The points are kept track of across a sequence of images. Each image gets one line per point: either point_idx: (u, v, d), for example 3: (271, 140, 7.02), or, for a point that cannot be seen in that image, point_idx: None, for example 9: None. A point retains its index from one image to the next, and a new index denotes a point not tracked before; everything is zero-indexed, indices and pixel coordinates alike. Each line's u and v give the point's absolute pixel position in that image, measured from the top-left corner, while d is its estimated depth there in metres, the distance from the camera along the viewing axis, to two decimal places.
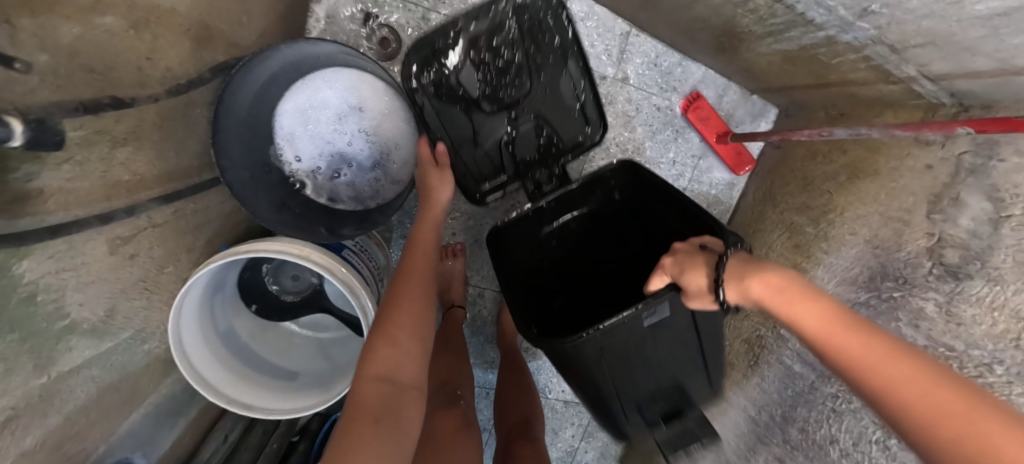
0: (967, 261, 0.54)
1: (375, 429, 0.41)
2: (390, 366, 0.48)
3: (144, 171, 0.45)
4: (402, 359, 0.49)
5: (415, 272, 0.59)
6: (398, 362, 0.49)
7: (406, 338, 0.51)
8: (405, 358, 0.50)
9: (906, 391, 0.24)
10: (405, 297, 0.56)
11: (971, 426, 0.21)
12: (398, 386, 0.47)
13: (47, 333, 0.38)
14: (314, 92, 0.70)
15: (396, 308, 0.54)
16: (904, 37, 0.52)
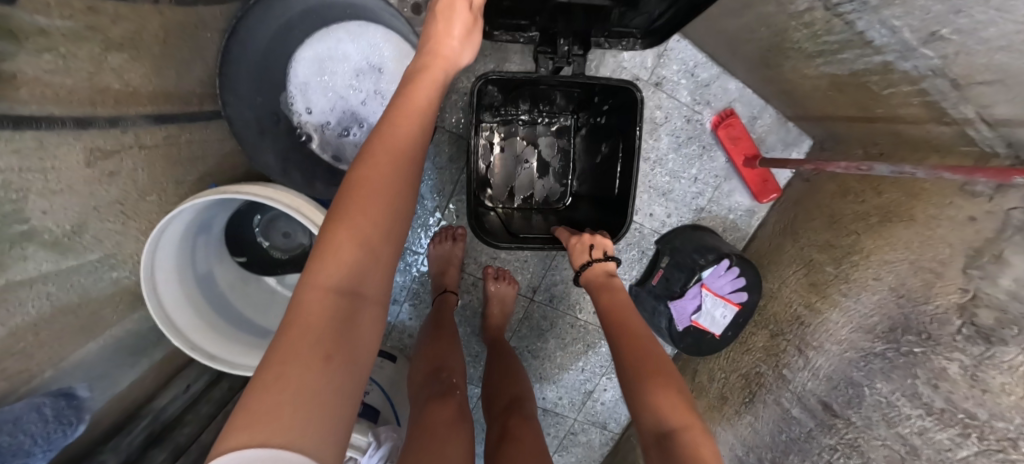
0: (1001, 324, 0.47)
1: (313, 367, 0.24)
2: (350, 273, 0.29)
3: (135, 83, 0.42)
4: (361, 261, 0.29)
5: (403, 116, 0.37)
6: (364, 270, 0.30)
7: (374, 229, 0.31)
8: (367, 257, 0.30)
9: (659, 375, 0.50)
10: (375, 160, 0.34)
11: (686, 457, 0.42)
12: (341, 312, 0.28)
13: (1, 235, 0.35)
14: (335, 43, 0.67)
15: (359, 176, 0.33)
16: (970, 72, 0.48)
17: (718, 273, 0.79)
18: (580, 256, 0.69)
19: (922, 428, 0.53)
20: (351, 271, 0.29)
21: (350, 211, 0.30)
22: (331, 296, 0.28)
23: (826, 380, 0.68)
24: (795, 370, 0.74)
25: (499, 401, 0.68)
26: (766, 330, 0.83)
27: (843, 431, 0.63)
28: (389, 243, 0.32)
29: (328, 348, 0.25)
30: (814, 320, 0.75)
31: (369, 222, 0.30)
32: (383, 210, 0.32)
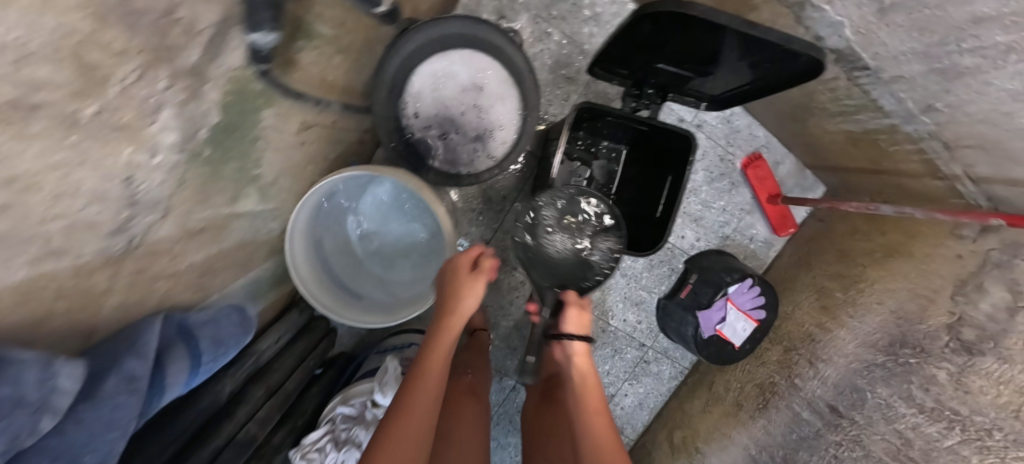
0: (981, 339, 0.62)
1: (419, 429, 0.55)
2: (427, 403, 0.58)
3: (335, 79, 0.56)
4: (431, 393, 0.59)
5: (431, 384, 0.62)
6: (427, 401, 0.58)
7: (420, 414, 0.56)
8: (426, 387, 0.59)
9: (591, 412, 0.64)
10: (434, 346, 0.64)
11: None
12: None
13: (244, 173, 0.47)
14: (448, 64, 0.82)
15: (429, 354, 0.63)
16: (958, 137, 0.63)
17: (741, 290, 0.93)
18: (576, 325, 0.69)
19: (914, 423, 0.65)
20: (424, 392, 0.59)
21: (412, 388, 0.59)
22: (404, 412, 0.56)
23: (832, 387, 0.79)
24: (806, 379, 0.85)
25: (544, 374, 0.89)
26: (780, 346, 0.95)
27: (848, 429, 0.73)
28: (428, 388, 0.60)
29: (423, 413, 0.57)
30: (824, 337, 0.87)
31: (423, 417, 0.56)
32: (426, 396, 0.58)
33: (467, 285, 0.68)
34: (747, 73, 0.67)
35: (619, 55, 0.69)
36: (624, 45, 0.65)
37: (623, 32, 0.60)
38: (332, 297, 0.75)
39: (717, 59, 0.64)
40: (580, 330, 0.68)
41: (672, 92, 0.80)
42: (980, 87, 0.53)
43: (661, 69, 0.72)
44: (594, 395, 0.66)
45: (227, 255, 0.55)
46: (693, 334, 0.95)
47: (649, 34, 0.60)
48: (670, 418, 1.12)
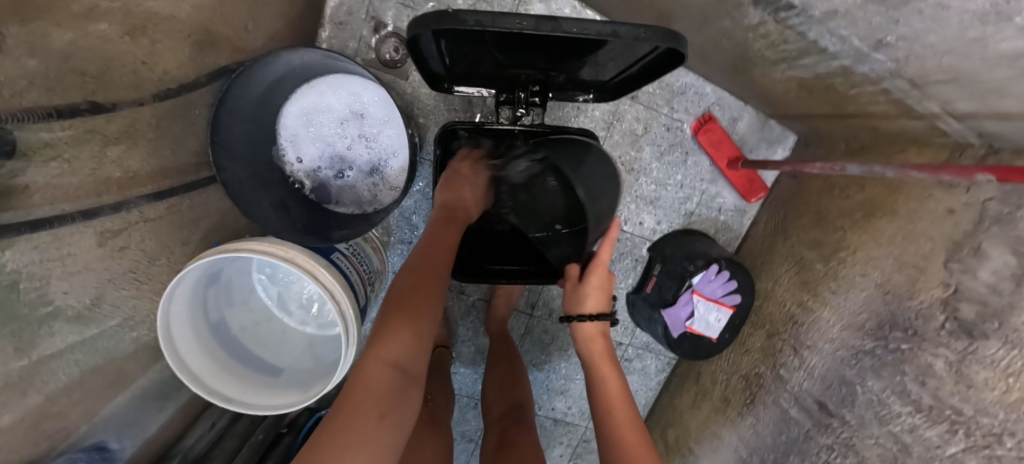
0: (982, 318, 0.49)
1: (383, 422, 0.43)
2: (403, 353, 0.49)
3: (136, 168, 0.47)
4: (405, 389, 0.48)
5: (428, 282, 0.56)
6: (405, 361, 0.49)
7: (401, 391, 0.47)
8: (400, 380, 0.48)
9: (616, 392, 0.68)
10: (412, 282, 0.55)
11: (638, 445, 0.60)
12: (404, 373, 0.48)
13: (30, 318, 0.40)
14: (319, 96, 0.72)
15: (410, 283, 0.55)
16: (924, 73, 0.49)
17: (708, 279, 0.83)
18: (593, 301, 0.76)
19: (911, 425, 0.55)
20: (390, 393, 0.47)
21: (405, 319, 0.51)
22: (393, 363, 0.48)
23: (820, 379, 0.70)
24: (792, 369, 0.76)
25: (497, 406, 0.76)
26: (763, 330, 0.86)
27: (839, 430, 0.64)
28: (422, 339, 0.52)
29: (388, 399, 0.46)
30: (807, 318, 0.76)
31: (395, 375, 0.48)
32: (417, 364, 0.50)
33: (436, 236, 0.63)
34: (608, 57, 0.58)
35: (460, 62, 0.63)
36: (456, 53, 0.60)
37: (431, 42, 0.55)
38: (245, 377, 0.68)
39: (560, 51, 0.57)
40: (590, 305, 0.76)
41: (554, 90, 0.72)
42: (934, 11, 0.39)
43: (518, 73, 0.65)
44: (615, 385, 0.69)
45: (78, 390, 0.49)
46: (663, 335, 0.86)
47: (463, 40, 0.55)
48: (663, 417, 1.06)
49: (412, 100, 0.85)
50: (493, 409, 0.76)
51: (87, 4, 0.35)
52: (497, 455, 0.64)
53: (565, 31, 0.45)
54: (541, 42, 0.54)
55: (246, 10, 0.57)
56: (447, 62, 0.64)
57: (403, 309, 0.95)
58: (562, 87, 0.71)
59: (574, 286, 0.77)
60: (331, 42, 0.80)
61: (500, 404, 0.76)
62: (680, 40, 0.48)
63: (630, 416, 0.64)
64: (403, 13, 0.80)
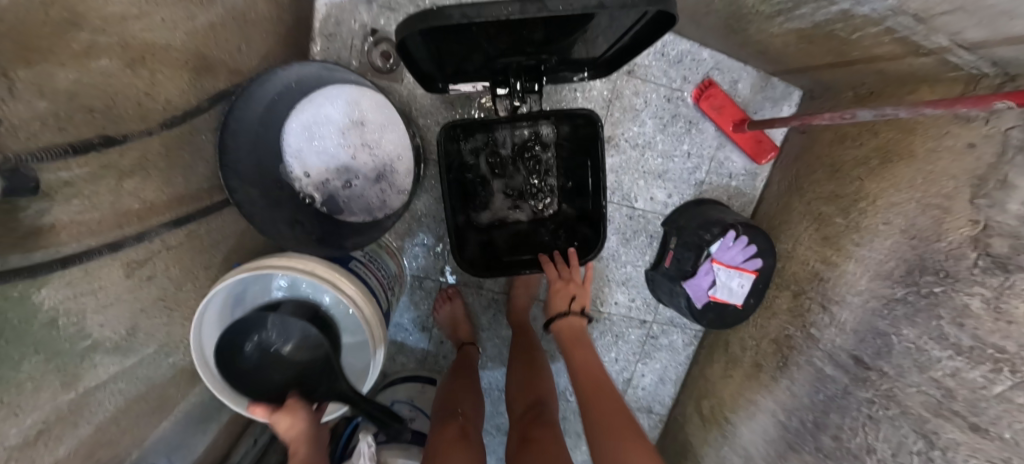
0: (1017, 251, 0.47)
1: None
2: None
3: (153, 198, 0.48)
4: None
5: None
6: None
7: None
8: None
9: (612, 410, 0.62)
10: None
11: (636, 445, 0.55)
12: None
13: (71, 351, 0.42)
14: (318, 109, 0.73)
15: None
16: (928, 6, 0.47)
17: (727, 246, 0.82)
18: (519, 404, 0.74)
19: (953, 369, 0.53)
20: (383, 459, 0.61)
21: None
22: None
23: (852, 334, 0.68)
24: (822, 327, 0.74)
25: (522, 399, 0.74)
26: (789, 291, 0.84)
27: (877, 382, 0.63)
28: None
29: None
30: (833, 274, 0.75)
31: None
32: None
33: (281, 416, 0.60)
34: (595, 33, 0.58)
35: (450, 58, 0.63)
36: (443, 51, 0.60)
37: (418, 43, 0.55)
38: None
39: (548, 32, 0.56)
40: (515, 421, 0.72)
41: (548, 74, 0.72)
42: None
43: (508, 63, 0.65)
44: (619, 416, 0.60)
45: (125, 418, 0.51)
46: (686, 307, 0.86)
47: (449, 37, 0.55)
48: (695, 389, 1.06)
49: (408, 103, 0.85)
50: (517, 401, 0.75)
51: (85, 42, 0.36)
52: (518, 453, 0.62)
53: (549, 12, 0.45)
54: (528, 28, 0.53)
55: (237, 32, 0.57)
56: (437, 61, 0.63)
57: (425, 310, 0.97)
58: (555, 70, 0.71)
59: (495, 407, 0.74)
60: (324, 53, 0.81)
61: (524, 397, 0.74)
62: (668, 4, 0.46)
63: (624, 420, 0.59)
64: (391, 18, 0.81)
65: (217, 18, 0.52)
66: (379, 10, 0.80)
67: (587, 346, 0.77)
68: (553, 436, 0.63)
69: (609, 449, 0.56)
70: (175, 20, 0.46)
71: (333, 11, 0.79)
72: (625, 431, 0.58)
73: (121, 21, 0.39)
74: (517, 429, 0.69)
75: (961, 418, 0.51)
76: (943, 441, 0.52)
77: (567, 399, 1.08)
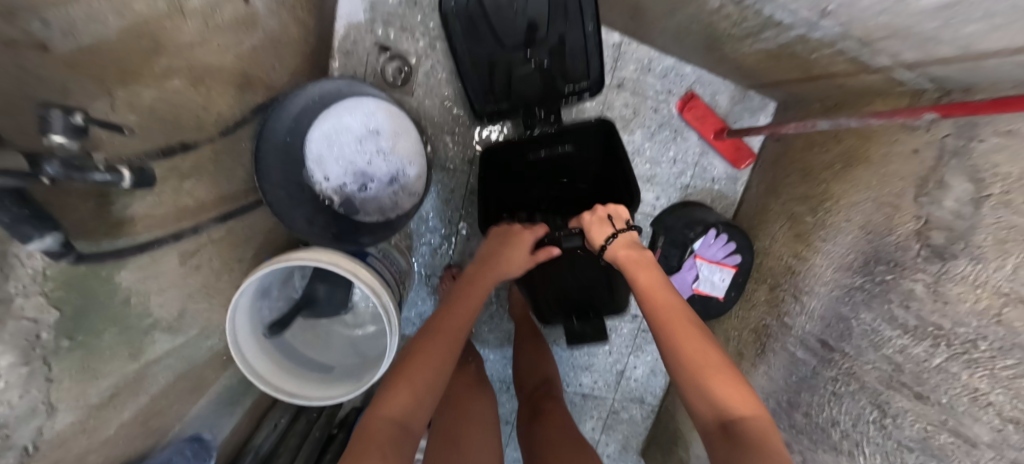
0: (951, 240, 0.57)
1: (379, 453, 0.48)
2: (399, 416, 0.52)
3: (204, 196, 0.55)
4: (402, 405, 0.53)
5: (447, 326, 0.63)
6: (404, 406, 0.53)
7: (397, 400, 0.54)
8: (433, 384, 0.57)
9: (696, 348, 0.56)
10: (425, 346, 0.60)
11: (721, 378, 0.53)
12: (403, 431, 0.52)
13: (138, 327, 0.49)
14: (337, 120, 0.81)
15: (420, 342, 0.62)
16: (869, 32, 0.56)
17: (709, 243, 0.90)
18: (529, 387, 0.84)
19: (901, 346, 0.61)
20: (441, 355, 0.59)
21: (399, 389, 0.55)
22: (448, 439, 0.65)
23: (820, 320, 0.76)
24: (794, 316, 0.82)
25: (530, 382, 0.85)
26: (766, 285, 0.92)
27: (841, 362, 0.70)
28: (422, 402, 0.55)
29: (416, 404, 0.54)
30: (803, 267, 0.82)
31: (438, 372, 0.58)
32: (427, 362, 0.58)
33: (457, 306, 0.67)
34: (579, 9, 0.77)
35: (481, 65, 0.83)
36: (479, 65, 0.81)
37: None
38: (300, 375, 0.76)
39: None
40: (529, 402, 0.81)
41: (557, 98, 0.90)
42: None
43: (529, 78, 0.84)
44: (695, 340, 0.56)
45: (173, 391, 0.58)
46: None
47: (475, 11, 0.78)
48: None
49: (417, 113, 0.93)
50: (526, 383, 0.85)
51: (163, 66, 0.44)
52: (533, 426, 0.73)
53: None
54: None
55: (272, 52, 0.65)
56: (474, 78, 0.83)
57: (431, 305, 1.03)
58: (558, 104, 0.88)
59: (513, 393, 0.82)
60: (341, 69, 0.89)
61: (534, 378, 0.85)
62: None
63: (722, 368, 0.54)
64: (403, 37, 0.89)
65: (257, 42, 0.60)
66: (392, 30, 0.89)
67: (657, 275, 0.65)
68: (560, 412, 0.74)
69: (697, 379, 0.53)
70: (227, 45, 0.53)
71: (350, 31, 0.88)
72: (707, 363, 0.54)
73: (189, 47, 0.47)
74: (528, 404, 0.80)
75: (908, 388, 0.59)
76: (894, 409, 0.60)
77: (565, 390, 1.18)
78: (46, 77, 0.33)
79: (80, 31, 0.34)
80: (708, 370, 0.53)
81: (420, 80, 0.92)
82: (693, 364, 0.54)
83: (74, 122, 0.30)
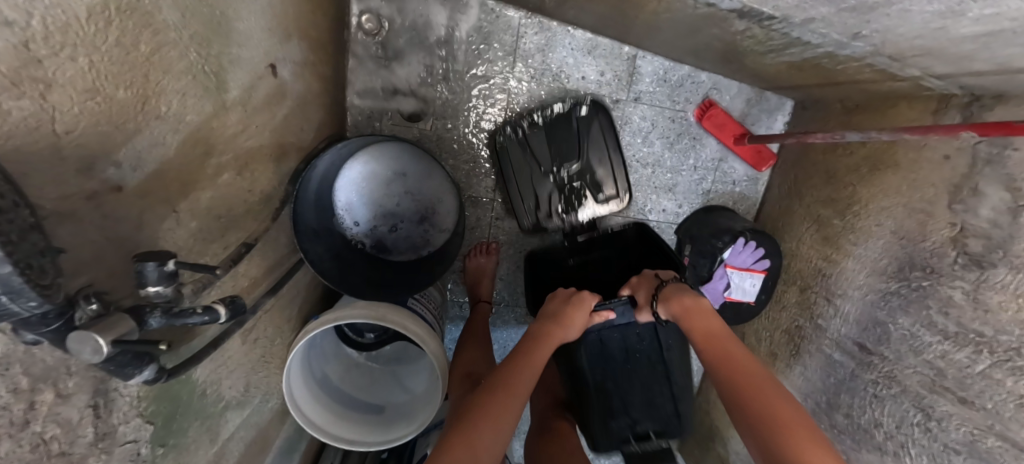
0: (989, 249, 0.58)
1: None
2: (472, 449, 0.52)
3: (254, 273, 0.56)
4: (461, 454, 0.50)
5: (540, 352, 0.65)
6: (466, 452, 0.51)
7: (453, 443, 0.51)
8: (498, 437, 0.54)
9: (769, 401, 0.53)
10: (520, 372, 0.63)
11: (813, 452, 0.47)
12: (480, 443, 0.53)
13: (214, 413, 0.50)
14: (363, 166, 0.81)
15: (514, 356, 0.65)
16: (901, 51, 0.55)
17: (738, 251, 0.91)
18: (540, 401, 0.85)
19: (942, 351, 0.63)
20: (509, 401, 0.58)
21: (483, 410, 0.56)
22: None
23: (855, 324, 0.77)
24: (828, 318, 0.84)
25: (542, 400, 0.85)
26: (796, 287, 0.93)
27: (880, 365, 0.72)
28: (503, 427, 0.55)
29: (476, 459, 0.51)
30: (834, 270, 0.84)
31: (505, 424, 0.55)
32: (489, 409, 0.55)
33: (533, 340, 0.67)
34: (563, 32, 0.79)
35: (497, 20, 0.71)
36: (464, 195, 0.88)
37: None
38: (353, 420, 0.78)
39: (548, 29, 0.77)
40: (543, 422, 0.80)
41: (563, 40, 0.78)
42: (899, 14, 0.45)
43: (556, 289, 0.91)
44: (781, 398, 0.53)
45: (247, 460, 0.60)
46: None
47: None
48: None
49: (437, 146, 0.93)
50: (537, 401, 0.85)
51: (214, 165, 0.44)
52: (541, 443, 0.74)
53: None
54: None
55: (300, 114, 0.65)
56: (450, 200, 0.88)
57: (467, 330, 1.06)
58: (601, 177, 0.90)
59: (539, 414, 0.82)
60: (357, 110, 0.89)
61: (542, 398, 0.85)
62: None
63: (803, 428, 0.50)
64: (416, 71, 0.88)
65: (287, 110, 0.60)
66: (404, 66, 0.87)
67: (725, 336, 0.61)
68: (570, 435, 0.75)
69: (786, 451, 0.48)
70: (263, 123, 0.53)
71: (362, 71, 0.86)
72: (792, 430, 0.50)
73: (234, 138, 0.47)
74: (536, 423, 0.81)
75: (952, 393, 0.61)
76: (939, 413, 0.62)
77: None
78: (124, 215, 0.33)
79: (147, 161, 0.34)
80: (787, 429, 0.50)
81: (436, 113, 0.91)
82: (770, 422, 0.51)
83: (166, 269, 0.30)
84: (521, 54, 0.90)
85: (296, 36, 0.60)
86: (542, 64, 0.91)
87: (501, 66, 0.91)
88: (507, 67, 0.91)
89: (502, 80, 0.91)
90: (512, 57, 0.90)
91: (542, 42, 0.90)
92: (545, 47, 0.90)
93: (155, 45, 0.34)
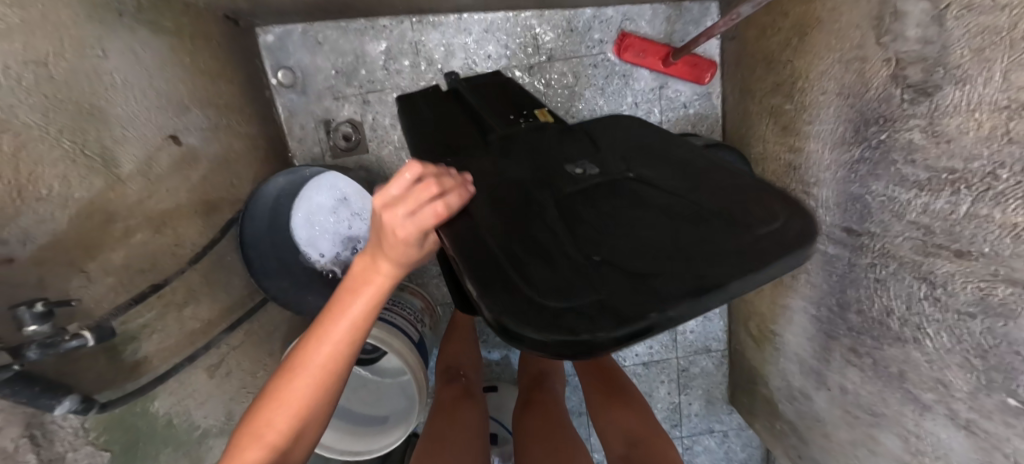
0: (928, 73, 0.48)
1: None
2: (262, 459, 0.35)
3: (207, 315, 0.64)
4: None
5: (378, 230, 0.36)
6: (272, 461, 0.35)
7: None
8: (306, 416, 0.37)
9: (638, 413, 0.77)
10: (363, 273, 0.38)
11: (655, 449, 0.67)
12: None
13: (191, 440, 0.58)
14: (310, 202, 0.89)
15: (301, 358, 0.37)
16: None
17: None
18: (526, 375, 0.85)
19: (924, 205, 0.53)
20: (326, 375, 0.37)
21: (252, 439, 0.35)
22: (437, 439, 0.64)
23: (837, 208, 0.68)
24: (813, 212, 0.75)
25: (528, 374, 0.86)
26: (777, 191, 0.85)
27: (872, 245, 0.62)
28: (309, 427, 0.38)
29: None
30: (802, 159, 0.75)
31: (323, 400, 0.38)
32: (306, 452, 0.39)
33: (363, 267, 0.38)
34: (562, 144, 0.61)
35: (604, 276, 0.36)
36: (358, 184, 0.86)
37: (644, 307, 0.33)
38: (359, 434, 0.85)
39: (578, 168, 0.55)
40: (527, 394, 0.80)
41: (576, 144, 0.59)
42: None
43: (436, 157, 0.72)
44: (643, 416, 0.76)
45: None
46: None
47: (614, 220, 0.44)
48: (741, 312, 1.07)
49: (379, 165, 0.99)
50: (524, 376, 0.86)
51: (122, 228, 0.52)
52: (522, 413, 0.75)
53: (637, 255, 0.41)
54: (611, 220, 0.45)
55: (225, 172, 0.75)
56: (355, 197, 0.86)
57: None
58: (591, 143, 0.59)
59: (524, 386, 0.83)
60: (302, 156, 0.98)
61: (528, 373, 0.86)
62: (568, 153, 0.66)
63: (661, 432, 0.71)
64: (339, 105, 0.96)
65: (204, 171, 0.69)
66: (327, 103, 0.96)
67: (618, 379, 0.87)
68: (550, 402, 0.75)
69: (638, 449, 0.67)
70: (176, 186, 0.62)
71: (294, 121, 0.96)
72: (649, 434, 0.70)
73: (140, 203, 0.55)
74: (520, 395, 0.82)
75: (946, 249, 0.50)
76: (940, 277, 0.52)
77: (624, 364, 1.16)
78: (24, 283, 0.40)
79: (36, 235, 0.41)
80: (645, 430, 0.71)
81: (366, 136, 0.97)
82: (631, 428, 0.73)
83: (37, 311, 0.36)
84: (425, 56, 0.95)
85: (196, 107, 0.69)
86: (448, 58, 0.95)
87: (412, 74, 0.96)
88: (418, 73, 0.96)
89: (417, 86, 0.96)
90: (419, 62, 0.95)
91: (441, 38, 0.94)
92: (445, 41, 0.94)
93: (19, 144, 0.40)
